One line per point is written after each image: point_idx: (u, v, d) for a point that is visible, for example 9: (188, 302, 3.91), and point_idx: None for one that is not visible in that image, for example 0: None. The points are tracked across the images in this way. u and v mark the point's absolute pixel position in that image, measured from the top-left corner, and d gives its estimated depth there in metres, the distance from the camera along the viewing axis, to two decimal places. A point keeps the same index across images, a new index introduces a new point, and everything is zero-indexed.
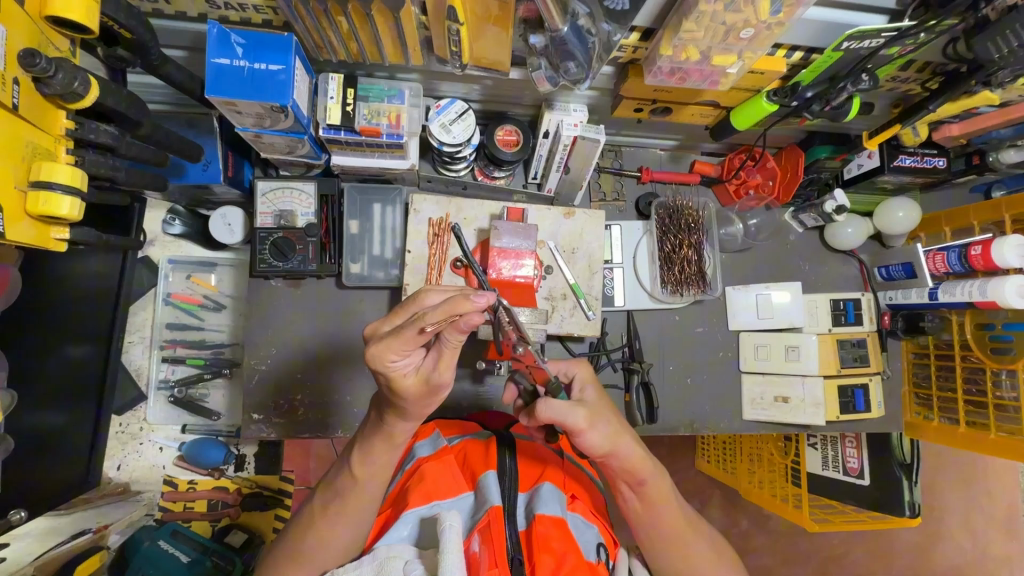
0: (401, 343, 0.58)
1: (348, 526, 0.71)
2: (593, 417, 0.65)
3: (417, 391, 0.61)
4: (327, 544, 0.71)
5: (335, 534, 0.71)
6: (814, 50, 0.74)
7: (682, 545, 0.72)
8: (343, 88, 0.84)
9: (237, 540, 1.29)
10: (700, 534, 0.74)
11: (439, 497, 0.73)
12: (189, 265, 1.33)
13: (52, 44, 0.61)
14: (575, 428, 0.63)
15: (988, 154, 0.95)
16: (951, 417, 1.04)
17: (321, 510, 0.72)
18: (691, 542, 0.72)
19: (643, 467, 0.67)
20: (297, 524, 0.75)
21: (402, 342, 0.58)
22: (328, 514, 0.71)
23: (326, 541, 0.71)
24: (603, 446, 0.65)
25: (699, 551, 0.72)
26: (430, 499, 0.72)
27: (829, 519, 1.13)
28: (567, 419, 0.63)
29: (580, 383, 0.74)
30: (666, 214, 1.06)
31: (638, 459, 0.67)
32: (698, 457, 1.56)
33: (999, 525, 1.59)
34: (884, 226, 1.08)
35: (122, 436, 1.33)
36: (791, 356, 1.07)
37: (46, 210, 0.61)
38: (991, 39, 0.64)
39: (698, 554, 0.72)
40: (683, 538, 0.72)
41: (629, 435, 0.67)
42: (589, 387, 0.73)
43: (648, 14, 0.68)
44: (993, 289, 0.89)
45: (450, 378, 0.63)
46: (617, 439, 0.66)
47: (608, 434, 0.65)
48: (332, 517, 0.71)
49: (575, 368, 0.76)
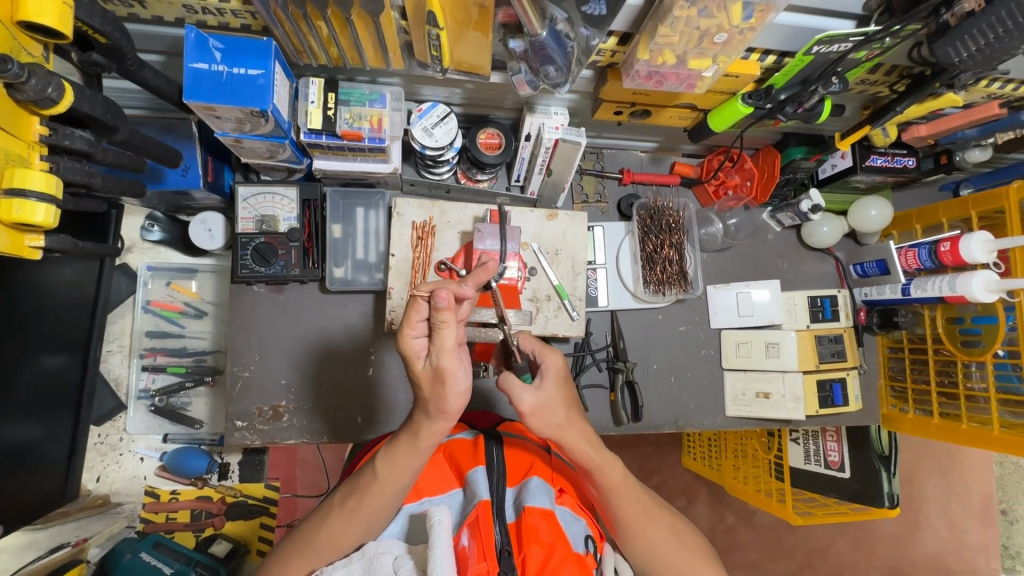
0: (413, 320, 0.62)
1: (363, 524, 0.69)
2: (539, 410, 0.68)
3: (427, 377, 0.63)
4: (340, 540, 0.70)
5: (352, 528, 0.69)
6: (786, 54, 0.77)
7: (639, 534, 0.72)
8: (323, 92, 0.84)
9: (221, 550, 1.26)
10: (661, 519, 0.74)
11: (431, 494, 0.76)
12: (169, 272, 1.31)
13: (24, 49, 0.60)
14: (520, 411, 0.68)
15: (955, 154, 0.98)
16: (926, 410, 1.07)
17: (339, 508, 0.70)
18: (650, 527, 0.73)
19: (588, 461, 0.70)
20: (309, 519, 0.74)
21: (413, 322, 0.62)
22: (344, 509, 0.70)
23: (340, 535, 0.69)
24: (547, 433, 0.69)
25: (660, 538, 0.73)
26: (421, 497, 0.76)
27: (812, 512, 1.15)
28: (515, 399, 0.68)
29: (545, 371, 0.71)
30: (648, 215, 1.07)
31: (585, 452, 0.69)
32: (684, 454, 1.58)
33: (976, 514, 1.64)
34: (858, 224, 1.11)
35: (102, 447, 1.31)
36: (771, 352, 1.09)
37: (19, 217, 0.60)
38: (953, 44, 0.67)
39: (659, 540, 0.73)
40: (642, 525, 0.72)
41: (575, 429, 0.69)
42: (552, 378, 0.70)
43: (626, 18, 0.69)
44: (962, 285, 0.91)
45: (455, 364, 0.61)
46: (561, 432, 0.69)
47: (552, 427, 0.68)
48: (348, 516, 0.69)
49: (545, 357, 0.72)
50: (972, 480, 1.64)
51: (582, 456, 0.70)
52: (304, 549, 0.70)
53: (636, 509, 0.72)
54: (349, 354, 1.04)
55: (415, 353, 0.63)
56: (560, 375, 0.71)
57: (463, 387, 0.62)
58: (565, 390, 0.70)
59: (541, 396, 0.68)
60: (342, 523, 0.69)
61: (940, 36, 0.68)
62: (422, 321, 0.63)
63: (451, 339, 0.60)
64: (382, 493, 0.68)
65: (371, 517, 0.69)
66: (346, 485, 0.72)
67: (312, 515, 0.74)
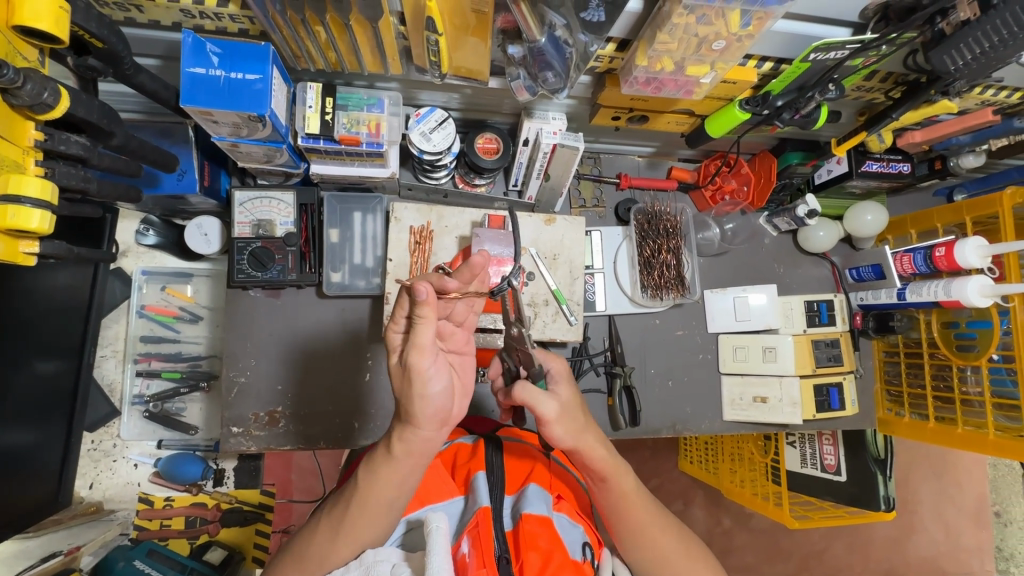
0: (397, 316, 0.63)
1: (352, 537, 0.67)
2: (564, 415, 0.67)
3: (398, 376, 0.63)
4: (329, 554, 0.67)
5: (341, 541, 0.67)
6: (783, 60, 0.77)
7: (646, 539, 0.72)
8: (321, 97, 0.83)
9: (216, 558, 1.25)
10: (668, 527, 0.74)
11: (433, 500, 0.75)
12: (164, 276, 1.30)
13: (20, 54, 0.60)
14: (545, 417, 0.67)
15: (949, 160, 0.99)
16: (921, 413, 1.08)
17: (329, 517, 0.69)
18: (661, 535, 0.72)
19: (606, 468, 0.70)
20: (302, 530, 0.72)
21: (396, 317, 0.63)
22: (333, 519, 0.68)
23: (329, 548, 0.67)
24: (568, 441, 0.68)
25: (671, 546, 0.72)
26: (424, 504, 0.75)
27: (808, 515, 1.15)
28: (541, 405, 0.66)
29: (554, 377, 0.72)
30: (646, 220, 1.08)
31: (600, 458, 0.69)
32: (680, 458, 1.58)
33: (971, 516, 1.65)
34: (853, 229, 1.12)
35: (95, 454, 1.30)
36: (768, 356, 1.09)
37: (14, 224, 0.60)
38: (948, 53, 0.67)
39: (668, 548, 0.72)
40: (651, 532, 0.72)
41: (594, 435, 0.69)
42: (563, 381, 0.71)
43: (625, 25, 0.69)
44: (957, 289, 0.92)
45: (425, 364, 0.60)
46: (582, 436, 0.68)
47: (572, 432, 0.68)
48: (336, 526, 0.67)
49: (550, 360, 0.73)
50: (966, 482, 1.65)
51: (599, 461, 0.69)
52: (298, 563, 0.69)
53: (646, 517, 0.72)
54: (346, 359, 1.04)
55: (394, 347, 0.64)
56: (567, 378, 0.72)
57: (430, 389, 0.61)
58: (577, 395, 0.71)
59: (561, 401, 0.68)
60: (328, 533, 0.67)
61: (935, 45, 0.69)
62: (405, 317, 0.63)
63: (425, 339, 0.59)
64: (368, 501, 0.66)
65: (358, 529, 0.67)
66: (338, 495, 0.70)
67: (304, 527, 0.72)
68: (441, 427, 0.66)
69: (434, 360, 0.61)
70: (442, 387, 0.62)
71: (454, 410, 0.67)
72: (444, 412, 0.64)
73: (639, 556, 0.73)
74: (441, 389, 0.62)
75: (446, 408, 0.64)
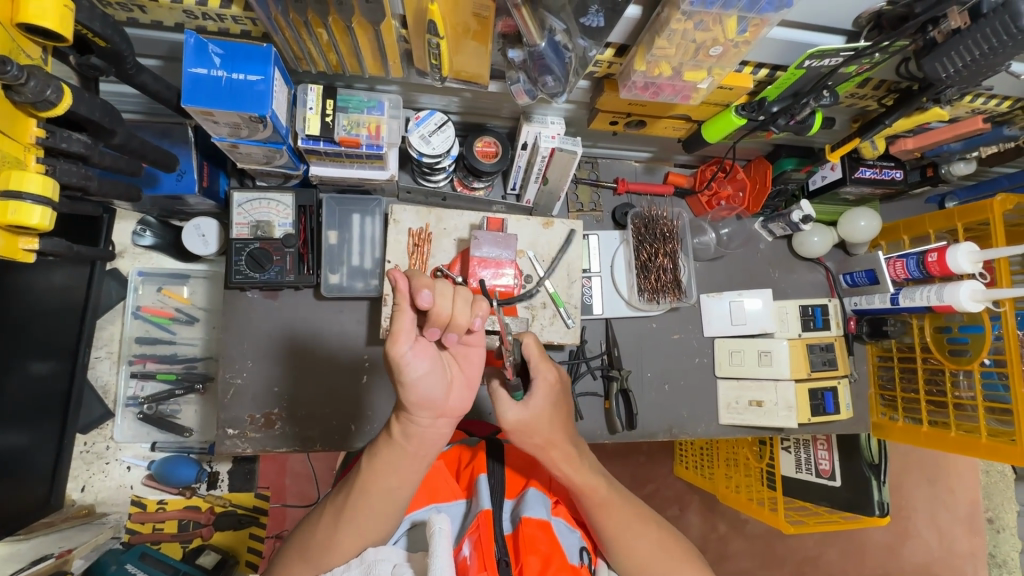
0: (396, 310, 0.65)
1: (359, 529, 0.68)
2: (523, 429, 0.71)
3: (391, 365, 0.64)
4: (336, 544, 0.68)
5: (348, 534, 0.67)
6: (778, 68, 0.79)
7: (624, 542, 0.73)
8: (322, 99, 0.84)
9: (209, 561, 1.24)
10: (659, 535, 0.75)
11: (439, 500, 0.76)
12: (161, 277, 1.30)
13: (23, 52, 0.60)
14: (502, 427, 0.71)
15: (941, 167, 1.00)
16: (915, 417, 1.08)
17: (333, 509, 0.69)
18: (636, 538, 0.73)
19: (572, 478, 0.73)
20: (307, 524, 0.73)
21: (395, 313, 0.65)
22: (338, 512, 0.68)
23: (336, 540, 0.68)
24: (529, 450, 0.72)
25: (644, 547, 0.73)
26: (431, 501, 0.76)
27: (804, 521, 1.16)
28: (499, 414, 0.71)
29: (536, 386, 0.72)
30: (643, 224, 1.09)
31: (569, 465, 0.73)
32: (676, 463, 1.58)
33: (964, 522, 1.66)
34: (847, 235, 1.13)
35: (87, 456, 1.28)
36: (763, 361, 1.10)
37: (15, 220, 0.60)
38: (939, 60, 0.69)
39: (648, 551, 0.73)
40: (626, 534, 0.73)
41: (559, 451, 0.72)
42: (541, 396, 0.71)
43: (623, 30, 0.71)
44: (950, 294, 0.93)
45: (402, 351, 0.59)
46: (545, 448, 0.72)
47: (534, 444, 0.72)
48: (336, 515, 0.68)
49: (538, 370, 0.72)
50: (959, 488, 1.66)
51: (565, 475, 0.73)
52: (305, 556, 0.69)
53: (625, 517, 0.74)
54: (342, 361, 1.03)
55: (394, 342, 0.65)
56: (550, 391, 0.73)
57: (409, 377, 0.60)
58: (551, 409, 0.72)
59: (528, 413, 0.71)
60: (334, 522, 0.68)
61: (927, 52, 0.70)
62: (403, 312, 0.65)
63: (401, 327, 0.58)
64: (374, 494, 0.67)
65: (365, 520, 0.67)
66: (342, 485, 0.71)
67: (311, 518, 0.73)
68: (438, 417, 0.65)
69: (414, 349, 0.59)
70: (423, 375, 0.60)
71: (450, 403, 0.65)
72: (432, 398, 0.62)
73: (616, 554, 0.73)
74: (420, 375, 0.60)
75: (438, 400, 0.63)
